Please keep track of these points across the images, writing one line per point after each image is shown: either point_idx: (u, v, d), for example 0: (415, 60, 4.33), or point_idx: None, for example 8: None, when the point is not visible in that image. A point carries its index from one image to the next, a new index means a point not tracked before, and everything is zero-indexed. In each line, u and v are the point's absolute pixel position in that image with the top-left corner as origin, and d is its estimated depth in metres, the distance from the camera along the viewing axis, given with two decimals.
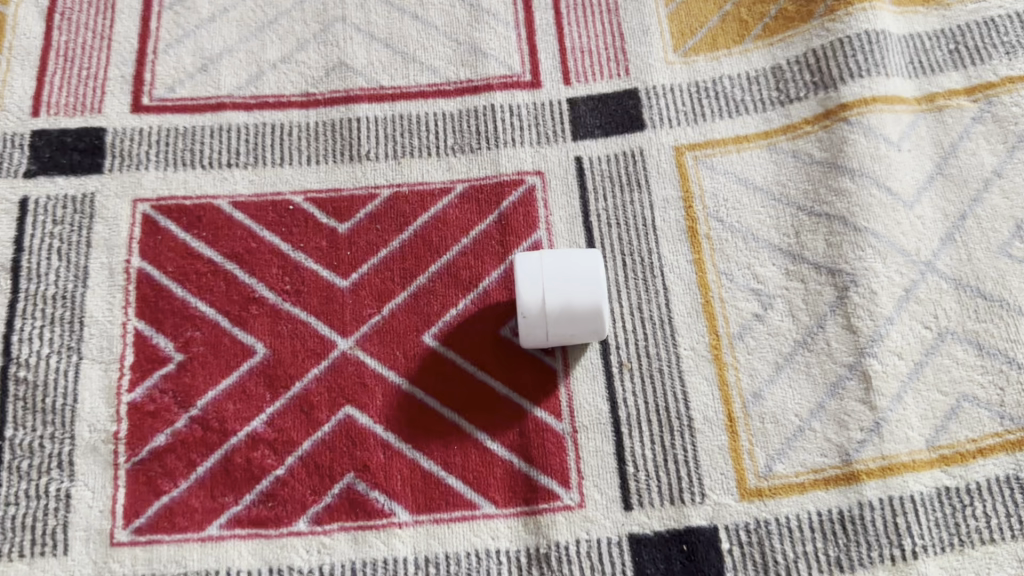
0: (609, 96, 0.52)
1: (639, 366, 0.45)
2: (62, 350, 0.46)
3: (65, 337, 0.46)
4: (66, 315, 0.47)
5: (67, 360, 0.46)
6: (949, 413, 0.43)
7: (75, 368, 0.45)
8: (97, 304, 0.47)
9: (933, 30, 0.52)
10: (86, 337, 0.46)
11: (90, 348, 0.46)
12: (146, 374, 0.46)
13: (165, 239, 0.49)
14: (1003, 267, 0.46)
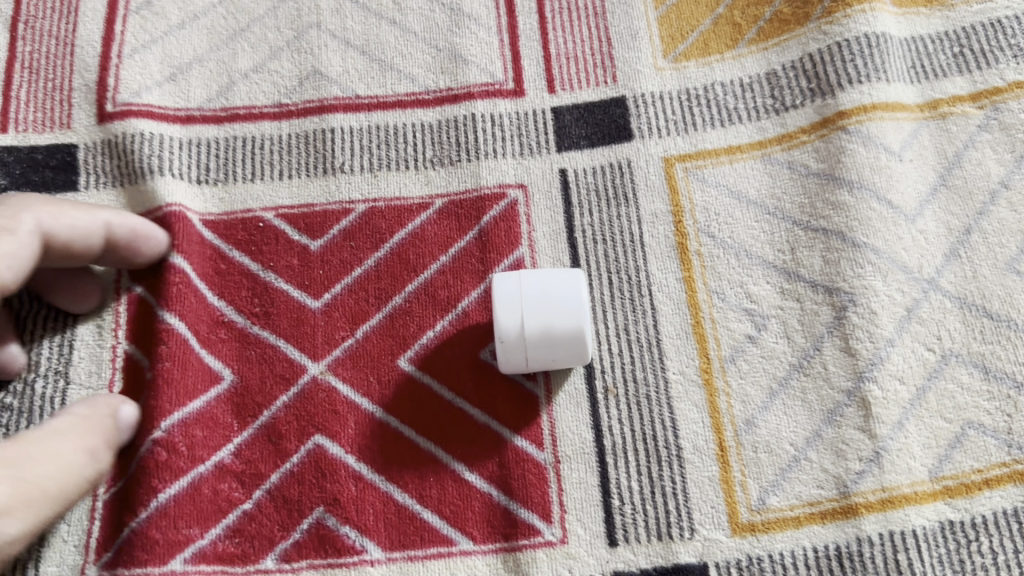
0: (595, 104, 0.49)
1: (624, 392, 0.43)
2: (50, 373, 0.44)
3: (54, 360, 0.44)
4: (55, 336, 0.44)
5: (54, 385, 0.43)
6: (953, 441, 0.41)
7: (62, 395, 0.43)
8: (83, 327, 0.45)
9: (935, 32, 0.49)
10: (75, 362, 0.44)
11: (78, 373, 0.44)
12: (120, 397, 0.43)
13: None
14: (1010, 284, 0.43)
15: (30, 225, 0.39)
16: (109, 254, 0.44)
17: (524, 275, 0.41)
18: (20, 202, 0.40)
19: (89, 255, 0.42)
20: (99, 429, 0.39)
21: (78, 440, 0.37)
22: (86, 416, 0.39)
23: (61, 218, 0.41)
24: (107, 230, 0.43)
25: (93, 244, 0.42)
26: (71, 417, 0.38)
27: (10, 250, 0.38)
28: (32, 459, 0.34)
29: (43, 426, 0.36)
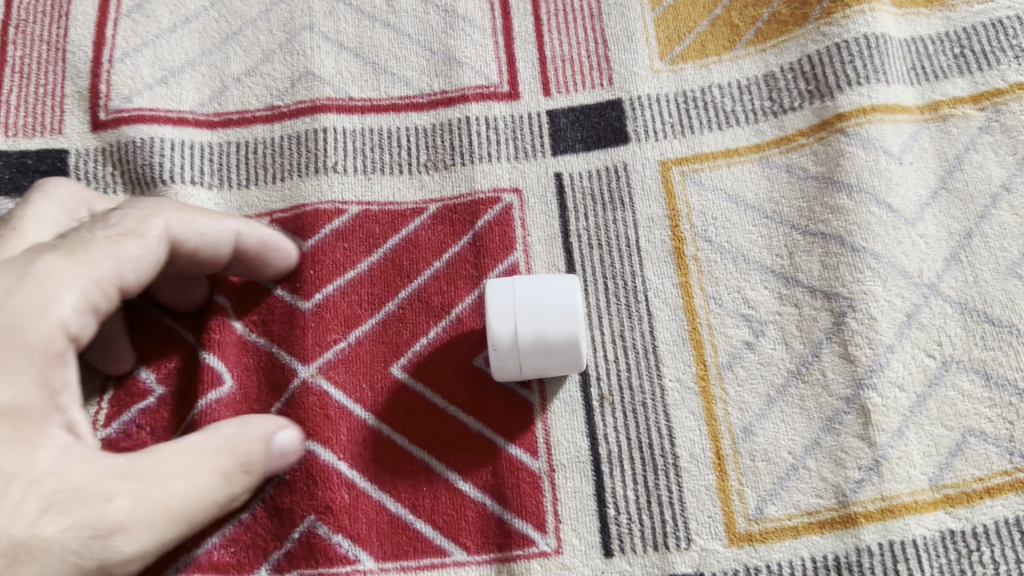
0: (591, 107, 0.49)
1: (620, 400, 0.42)
2: None
3: None
4: None
5: None
6: (953, 449, 0.40)
7: None
8: None
9: (936, 33, 0.49)
10: None
11: None
12: (124, 408, 0.43)
13: None
14: (1012, 289, 0.43)
15: (158, 230, 0.40)
16: (237, 261, 0.43)
17: (517, 280, 0.41)
18: (151, 206, 0.40)
19: (217, 262, 0.42)
20: (251, 445, 0.38)
21: (216, 457, 0.37)
22: (235, 433, 0.38)
23: (191, 225, 0.41)
24: (235, 239, 0.42)
25: (222, 252, 0.42)
26: (218, 433, 0.38)
27: (133, 253, 0.38)
28: (156, 475, 0.35)
29: (180, 441, 0.37)
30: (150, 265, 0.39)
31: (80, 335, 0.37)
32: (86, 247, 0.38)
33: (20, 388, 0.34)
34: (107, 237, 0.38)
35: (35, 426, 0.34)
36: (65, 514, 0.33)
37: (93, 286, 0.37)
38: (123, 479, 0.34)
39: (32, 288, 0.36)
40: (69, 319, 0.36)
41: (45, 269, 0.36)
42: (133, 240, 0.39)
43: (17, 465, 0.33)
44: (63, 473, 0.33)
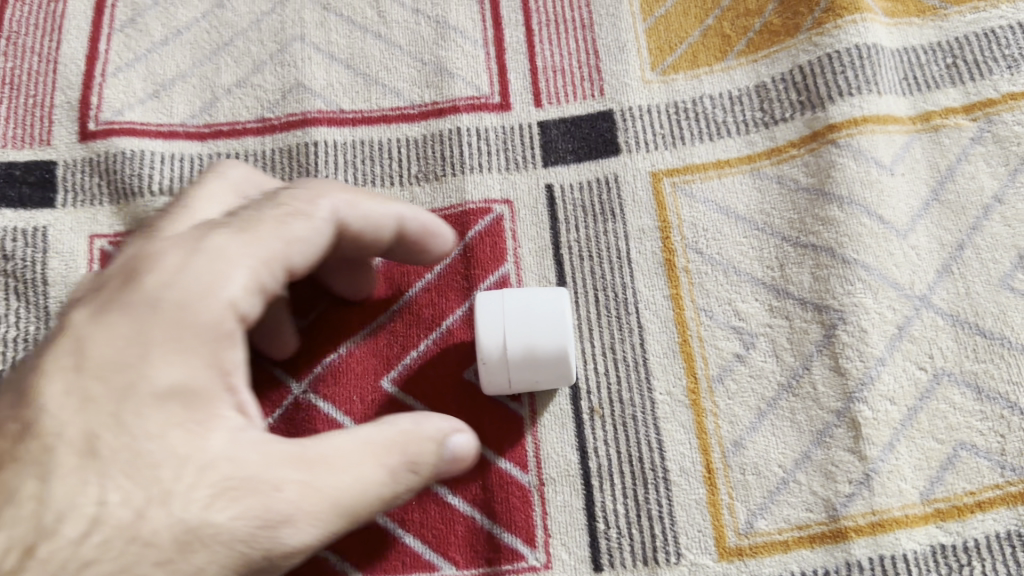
0: (582, 118, 0.49)
1: (610, 413, 0.42)
2: None
3: None
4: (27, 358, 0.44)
5: None
6: (945, 462, 0.40)
7: None
8: None
9: (928, 43, 0.49)
10: None
11: None
12: None
13: None
14: (1004, 301, 0.42)
15: (326, 212, 0.39)
16: (399, 247, 0.42)
17: (506, 293, 0.41)
18: (320, 187, 0.40)
19: (376, 246, 0.41)
20: (426, 442, 0.36)
21: (390, 449, 0.35)
22: (410, 429, 0.36)
23: (357, 207, 0.40)
24: (400, 224, 0.41)
25: (382, 236, 0.41)
26: (392, 427, 0.36)
27: (302, 234, 0.38)
28: (318, 463, 0.34)
29: (356, 432, 0.35)
30: (322, 244, 0.38)
31: (253, 314, 0.36)
32: (252, 226, 0.37)
33: (191, 367, 0.33)
34: (276, 217, 0.37)
35: (207, 406, 0.33)
36: (237, 500, 0.32)
37: (263, 266, 0.36)
38: (293, 468, 0.33)
39: (201, 267, 0.35)
40: (239, 298, 0.35)
41: (217, 247, 0.36)
42: (299, 222, 0.38)
43: (190, 447, 0.32)
44: (236, 458, 0.33)
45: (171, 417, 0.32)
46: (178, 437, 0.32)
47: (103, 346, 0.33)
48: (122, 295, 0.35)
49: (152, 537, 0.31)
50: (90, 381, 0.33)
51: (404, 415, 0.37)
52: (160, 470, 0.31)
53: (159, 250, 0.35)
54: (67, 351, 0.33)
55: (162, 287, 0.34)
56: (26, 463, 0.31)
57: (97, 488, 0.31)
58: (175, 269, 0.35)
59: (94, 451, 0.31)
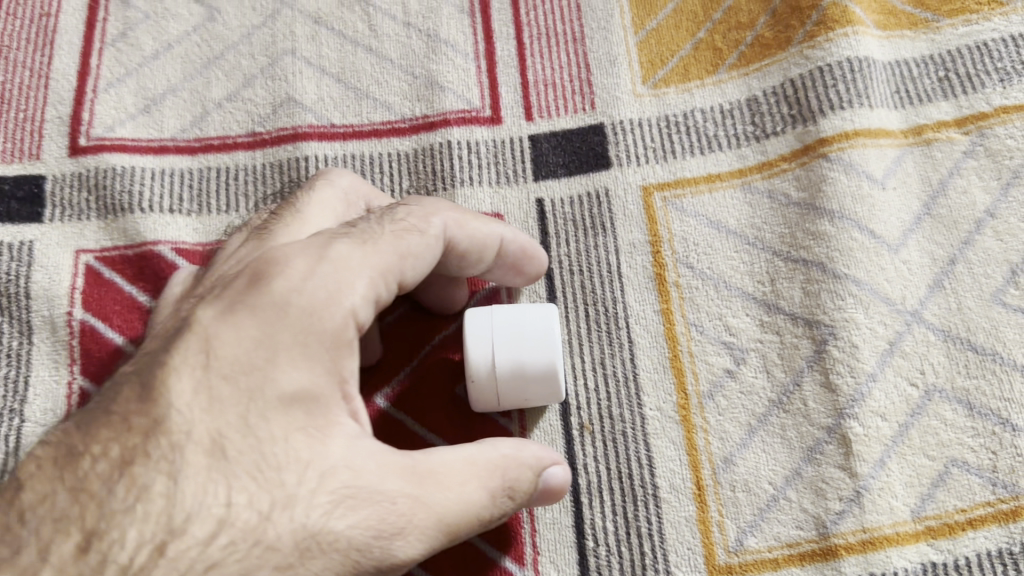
0: (573, 132, 0.49)
1: (600, 429, 0.42)
2: (5, 412, 0.43)
3: (9, 399, 0.43)
4: (11, 374, 0.44)
5: (9, 424, 0.43)
6: (936, 480, 0.40)
7: (17, 432, 0.43)
8: (42, 364, 0.44)
9: (921, 55, 0.48)
10: (31, 399, 0.43)
11: (33, 411, 0.43)
12: None
13: (110, 292, 0.46)
14: (996, 317, 0.42)
15: (438, 229, 0.39)
16: (491, 265, 0.43)
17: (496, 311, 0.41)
18: (431, 203, 0.40)
19: (477, 264, 0.42)
20: (525, 464, 0.37)
21: (492, 470, 0.35)
22: (510, 454, 0.36)
23: (465, 225, 0.40)
24: (501, 244, 0.42)
25: (485, 256, 0.41)
26: (495, 449, 0.36)
27: (415, 248, 0.38)
28: (428, 479, 0.34)
29: (460, 448, 0.35)
30: (432, 258, 0.39)
31: (368, 322, 0.36)
32: (371, 238, 0.37)
33: (316, 373, 0.34)
34: (394, 230, 0.38)
35: (327, 413, 0.33)
36: (354, 510, 0.32)
37: (382, 277, 0.36)
38: (406, 483, 0.33)
39: (327, 275, 0.35)
40: (361, 307, 0.35)
41: (342, 256, 0.36)
42: (415, 235, 0.38)
43: (313, 452, 0.32)
44: (356, 466, 0.33)
45: (295, 421, 0.33)
46: (301, 441, 0.32)
47: (231, 347, 0.34)
48: (246, 295, 0.35)
49: (274, 541, 0.31)
50: (216, 381, 0.33)
51: (507, 437, 0.37)
52: (283, 472, 0.32)
53: (286, 254, 0.35)
54: (195, 349, 0.34)
55: (291, 291, 0.34)
56: (151, 461, 0.31)
57: (223, 489, 0.31)
58: (303, 275, 0.35)
59: (222, 450, 0.32)
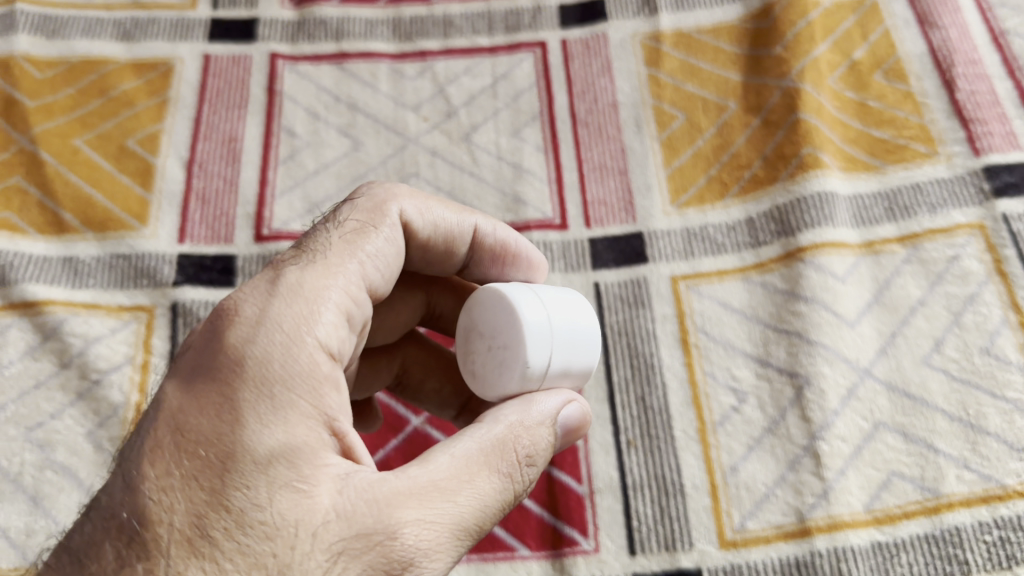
0: (621, 237, 0.67)
1: (642, 444, 0.59)
2: None
3: None
4: None
5: None
6: (882, 484, 0.56)
7: None
8: None
9: (872, 191, 0.67)
10: None
11: None
12: None
13: None
14: (925, 374, 0.59)
15: (392, 216, 0.49)
16: (471, 253, 0.53)
17: (547, 312, 0.47)
18: (386, 195, 0.50)
19: (456, 250, 0.52)
20: (533, 434, 0.44)
21: (490, 461, 0.42)
22: (516, 423, 0.44)
23: (431, 210, 0.51)
24: (475, 231, 0.52)
25: (460, 240, 0.52)
26: (499, 429, 0.43)
27: (371, 250, 0.47)
28: (439, 491, 0.40)
29: (457, 446, 0.42)
30: (388, 246, 0.48)
31: (338, 350, 0.43)
32: (327, 253, 0.46)
33: (286, 427, 0.40)
34: (346, 240, 0.47)
35: (312, 460, 0.40)
36: (357, 557, 0.38)
37: (342, 293, 0.45)
38: (414, 506, 0.39)
39: (283, 314, 0.43)
40: (324, 343, 0.43)
41: (298, 281, 0.44)
42: (367, 234, 0.48)
43: (299, 510, 0.38)
44: (350, 513, 0.39)
45: (274, 478, 0.39)
46: (284, 497, 0.38)
47: (197, 422, 0.40)
48: (210, 367, 0.41)
49: None
50: (189, 457, 0.40)
51: (511, 407, 0.45)
52: (276, 541, 0.38)
53: (244, 310, 0.43)
54: (169, 429, 0.40)
55: (249, 354, 0.41)
56: (140, 558, 0.38)
57: (210, 564, 0.37)
58: (253, 333, 0.42)
59: (205, 531, 0.38)
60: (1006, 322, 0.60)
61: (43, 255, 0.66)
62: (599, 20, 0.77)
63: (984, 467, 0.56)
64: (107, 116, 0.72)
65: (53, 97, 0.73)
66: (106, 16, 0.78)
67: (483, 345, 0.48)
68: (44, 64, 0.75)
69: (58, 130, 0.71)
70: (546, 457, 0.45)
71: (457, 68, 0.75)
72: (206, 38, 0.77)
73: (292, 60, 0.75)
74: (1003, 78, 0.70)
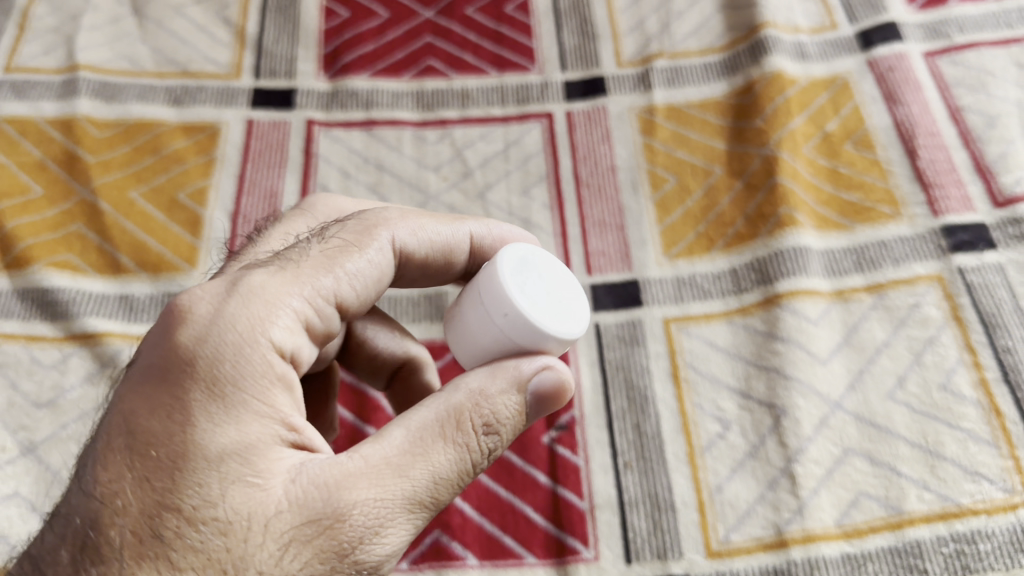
0: (619, 283, 0.75)
1: (637, 465, 0.66)
2: None
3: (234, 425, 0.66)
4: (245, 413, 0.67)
5: None
6: (851, 502, 0.63)
7: None
8: None
9: (843, 246, 0.75)
10: None
11: None
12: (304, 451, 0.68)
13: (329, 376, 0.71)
14: (890, 406, 0.66)
15: (385, 240, 0.52)
16: (472, 259, 0.57)
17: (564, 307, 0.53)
18: (376, 218, 0.53)
19: (455, 261, 0.56)
20: (494, 402, 0.47)
21: (446, 432, 0.45)
22: (476, 389, 0.46)
23: (424, 229, 0.54)
24: (470, 238, 0.56)
25: (459, 248, 0.56)
26: (455, 397, 0.46)
27: (357, 266, 0.50)
28: (392, 470, 0.44)
29: (405, 423, 0.45)
30: (366, 263, 0.50)
31: (295, 349, 0.46)
32: (300, 263, 0.48)
33: (237, 425, 0.43)
34: (327, 252, 0.49)
35: (264, 455, 0.43)
36: (310, 540, 0.42)
37: (304, 300, 0.47)
38: (366, 487, 0.43)
39: (236, 314, 0.45)
40: (278, 341, 0.45)
41: (259, 285, 0.46)
42: (350, 252, 0.50)
43: (253, 503, 0.42)
44: (302, 500, 0.43)
45: (226, 475, 0.42)
46: (236, 492, 0.42)
47: (147, 423, 0.43)
48: (159, 369, 0.44)
49: None
50: (143, 457, 0.43)
51: (477, 374, 0.47)
52: (229, 536, 0.41)
53: (196, 313, 0.45)
54: (123, 431, 0.43)
55: (199, 355, 0.44)
56: (100, 559, 0.42)
57: (165, 562, 0.41)
58: (203, 335, 0.44)
59: (160, 531, 0.42)
60: (961, 361, 0.68)
61: (102, 293, 0.74)
62: (599, 94, 0.86)
63: (942, 488, 0.63)
64: (159, 172, 0.81)
65: (110, 154, 0.82)
66: (158, 84, 0.87)
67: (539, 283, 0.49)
68: (103, 125, 0.84)
69: (115, 183, 0.80)
70: (511, 424, 0.48)
71: (473, 135, 0.84)
72: (249, 105, 0.86)
73: (326, 125, 0.84)
74: (959, 149, 0.79)
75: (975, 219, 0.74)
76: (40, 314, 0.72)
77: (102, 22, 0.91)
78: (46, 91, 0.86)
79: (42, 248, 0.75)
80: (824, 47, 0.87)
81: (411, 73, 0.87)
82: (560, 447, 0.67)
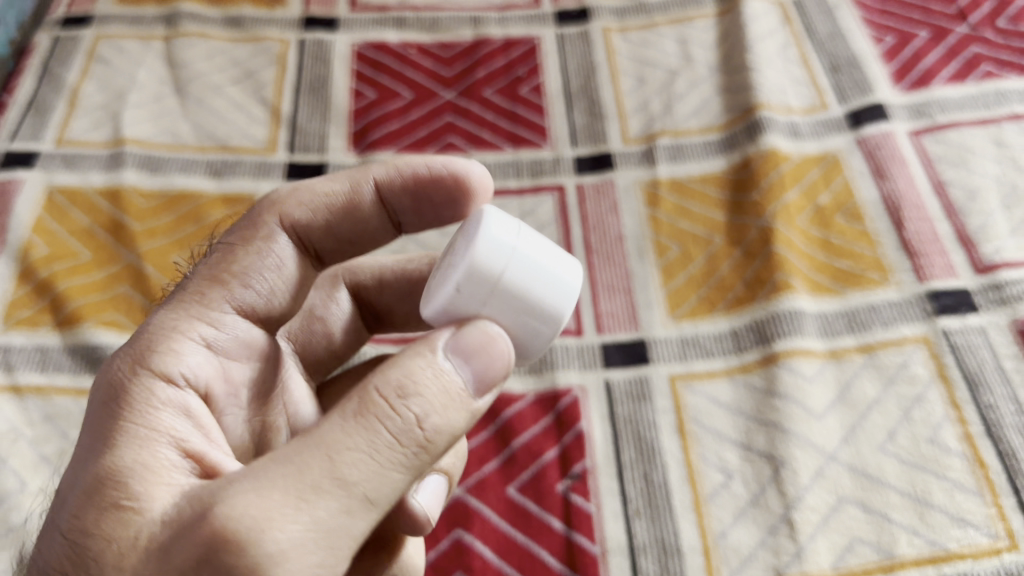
0: (627, 343, 0.81)
1: (646, 513, 0.71)
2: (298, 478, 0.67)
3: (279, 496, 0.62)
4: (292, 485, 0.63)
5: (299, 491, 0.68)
6: (846, 547, 0.67)
7: None
8: None
9: (836, 309, 0.81)
10: None
11: None
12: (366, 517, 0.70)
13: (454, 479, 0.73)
14: (881, 457, 0.71)
15: (271, 223, 0.59)
16: (385, 200, 0.62)
17: (514, 241, 0.51)
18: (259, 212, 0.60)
19: (363, 204, 0.62)
20: (411, 374, 0.45)
21: (351, 409, 0.43)
22: (392, 368, 0.45)
23: (313, 194, 0.61)
24: (374, 183, 0.62)
25: (359, 195, 0.62)
26: (367, 379, 0.45)
27: (241, 263, 0.57)
28: (276, 460, 0.42)
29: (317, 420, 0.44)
30: (256, 257, 0.58)
31: (177, 371, 0.52)
32: (188, 289, 0.57)
33: (116, 449, 0.47)
34: (213, 262, 0.58)
35: (149, 477, 0.45)
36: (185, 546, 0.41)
37: (185, 323, 0.54)
38: (248, 483, 0.42)
39: (120, 356, 0.52)
40: (155, 363, 0.51)
41: (147, 325, 0.54)
42: (234, 257, 0.58)
43: (129, 521, 0.43)
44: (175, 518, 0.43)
45: (105, 502, 0.44)
46: (112, 518, 0.44)
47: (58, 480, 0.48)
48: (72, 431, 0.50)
49: None
50: (54, 508, 0.47)
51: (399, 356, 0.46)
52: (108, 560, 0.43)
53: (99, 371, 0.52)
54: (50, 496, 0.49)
55: (92, 402, 0.50)
56: None
57: None
58: (97, 387, 0.51)
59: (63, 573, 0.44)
60: (947, 417, 0.73)
61: None
62: (607, 169, 0.93)
63: (930, 533, 0.67)
64: (201, 238, 0.87)
65: (154, 222, 0.88)
66: (199, 157, 0.94)
67: (446, 263, 0.53)
68: (148, 195, 0.91)
69: (159, 249, 0.86)
70: (441, 392, 0.45)
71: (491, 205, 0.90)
72: (284, 178, 0.92)
73: None
74: (943, 221, 0.85)
75: (959, 285, 0.80)
76: (89, 369, 0.78)
77: (147, 100, 0.98)
78: (94, 163, 0.93)
79: (91, 308, 0.81)
80: (816, 126, 0.94)
81: (433, 148, 0.94)
82: (574, 495, 0.72)
